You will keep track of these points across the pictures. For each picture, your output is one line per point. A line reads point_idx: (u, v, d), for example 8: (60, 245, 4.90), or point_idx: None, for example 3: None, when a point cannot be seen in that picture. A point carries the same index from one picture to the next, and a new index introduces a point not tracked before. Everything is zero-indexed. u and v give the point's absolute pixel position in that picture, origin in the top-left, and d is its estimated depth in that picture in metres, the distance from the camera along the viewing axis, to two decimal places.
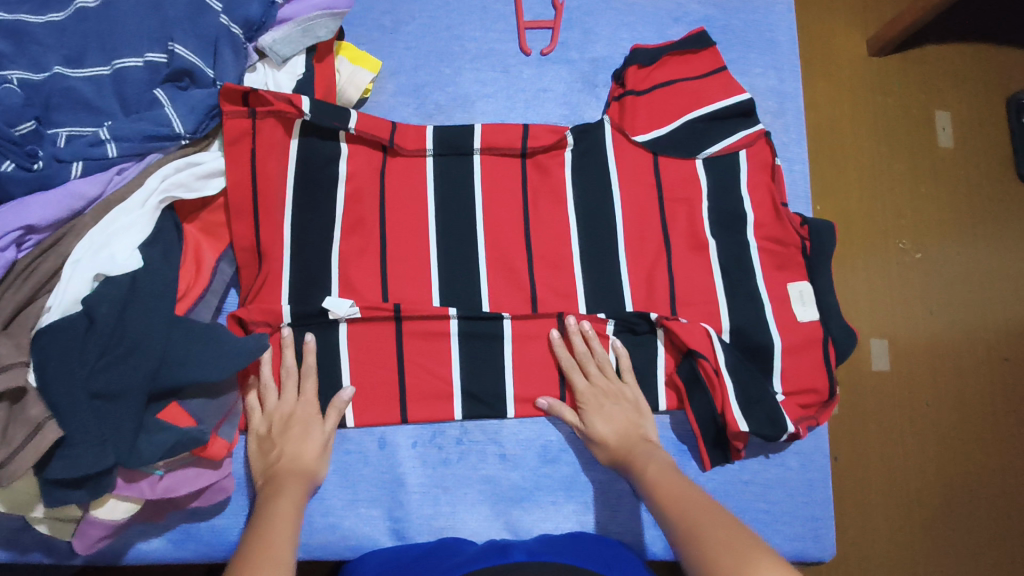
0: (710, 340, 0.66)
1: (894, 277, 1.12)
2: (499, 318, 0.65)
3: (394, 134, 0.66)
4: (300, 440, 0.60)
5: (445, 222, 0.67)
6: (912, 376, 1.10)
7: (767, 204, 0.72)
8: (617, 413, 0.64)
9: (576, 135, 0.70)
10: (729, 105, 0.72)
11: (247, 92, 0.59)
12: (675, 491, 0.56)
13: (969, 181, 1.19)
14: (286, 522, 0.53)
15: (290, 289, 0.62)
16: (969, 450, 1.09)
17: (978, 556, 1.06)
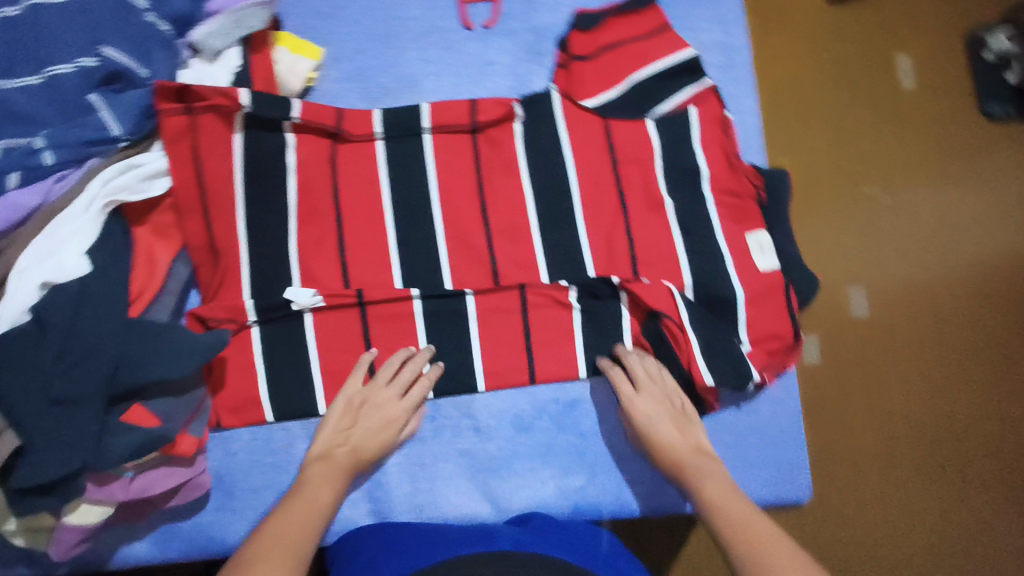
0: (673, 298, 0.66)
1: (863, 224, 1.15)
2: (461, 295, 0.66)
3: (341, 120, 0.65)
4: (376, 441, 0.62)
5: (400, 203, 0.66)
6: (888, 319, 1.12)
7: (721, 158, 0.72)
8: (668, 427, 0.65)
9: (524, 106, 0.70)
10: (675, 62, 0.72)
11: (183, 87, 0.59)
12: (731, 510, 0.57)
13: (935, 121, 1.20)
14: (311, 508, 0.56)
15: (251, 283, 0.62)
16: (949, 386, 1.11)
17: (967, 489, 1.09)
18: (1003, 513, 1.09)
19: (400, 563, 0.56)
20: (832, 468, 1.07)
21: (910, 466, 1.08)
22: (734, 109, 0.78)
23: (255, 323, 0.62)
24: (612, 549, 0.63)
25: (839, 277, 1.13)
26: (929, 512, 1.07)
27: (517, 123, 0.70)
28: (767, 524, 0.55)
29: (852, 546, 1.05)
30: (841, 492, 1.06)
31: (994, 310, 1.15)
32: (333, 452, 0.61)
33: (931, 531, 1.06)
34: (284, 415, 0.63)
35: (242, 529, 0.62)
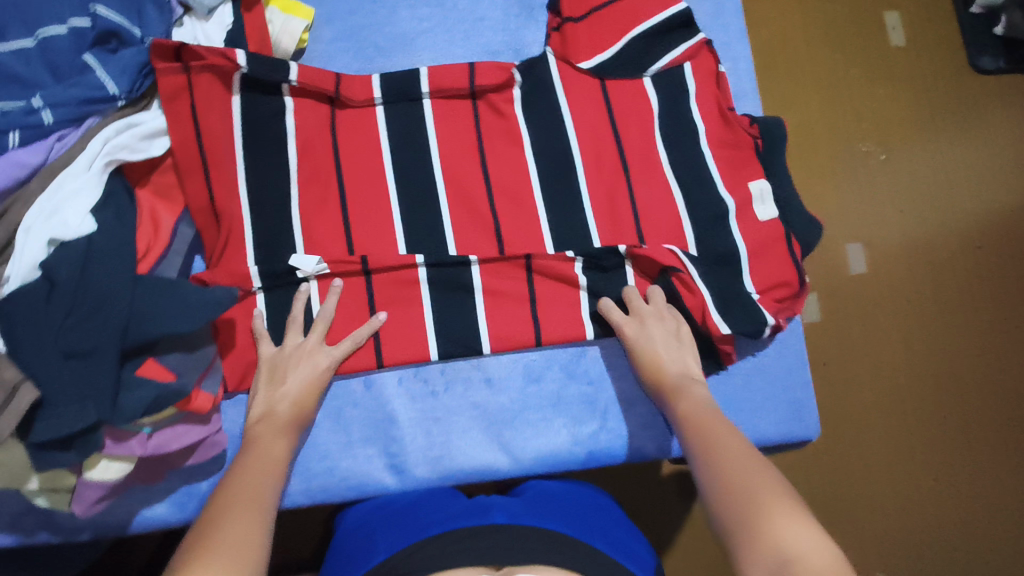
0: (678, 254, 0.67)
1: (857, 181, 1.15)
2: (466, 262, 0.66)
3: (339, 84, 0.65)
4: (310, 390, 0.61)
5: (400, 164, 0.67)
6: (886, 272, 1.13)
7: (714, 112, 0.72)
8: (661, 354, 0.64)
9: (522, 72, 0.70)
10: (668, 17, 0.71)
11: (179, 45, 0.59)
12: (706, 427, 0.57)
13: (924, 75, 1.20)
14: (264, 465, 0.55)
15: (255, 247, 0.62)
16: (952, 338, 1.12)
17: (975, 440, 1.09)
18: (1008, 459, 1.09)
19: (395, 537, 0.57)
20: (837, 421, 1.08)
21: (913, 418, 1.09)
22: (726, 57, 0.78)
23: (260, 289, 0.63)
24: (609, 516, 0.64)
25: (837, 234, 1.13)
26: (934, 462, 1.08)
27: (517, 88, 0.70)
28: (742, 442, 0.55)
29: (860, 498, 1.06)
30: (848, 444, 1.07)
31: (991, 261, 1.15)
32: (275, 410, 0.60)
33: (938, 480, 1.07)
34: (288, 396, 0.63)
35: None
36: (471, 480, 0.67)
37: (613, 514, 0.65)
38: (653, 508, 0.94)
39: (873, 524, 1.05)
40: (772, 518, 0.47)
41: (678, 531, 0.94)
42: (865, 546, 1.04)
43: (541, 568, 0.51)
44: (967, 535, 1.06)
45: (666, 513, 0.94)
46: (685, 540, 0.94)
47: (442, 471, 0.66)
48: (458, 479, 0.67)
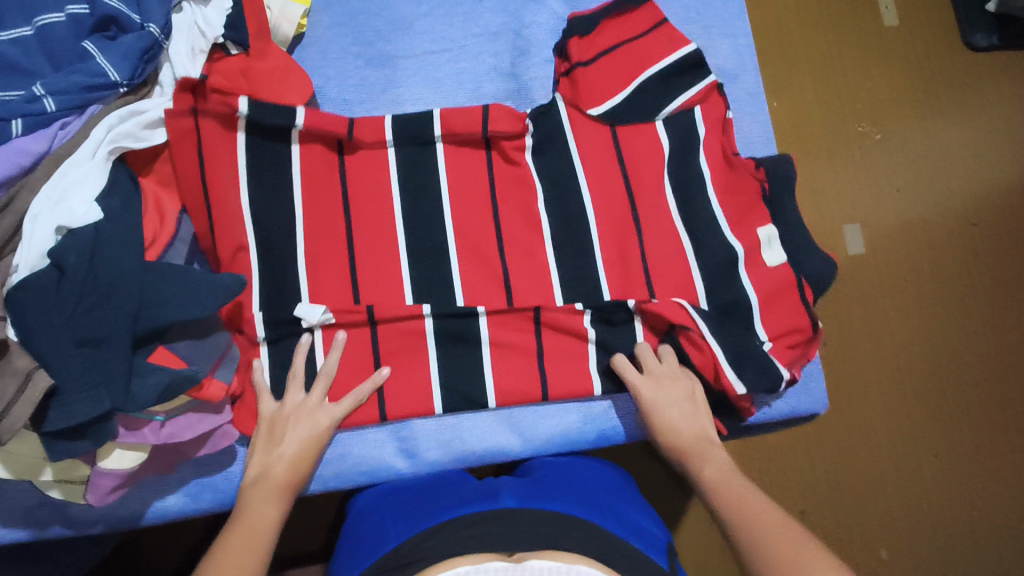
0: (688, 310, 0.67)
1: (854, 162, 1.16)
2: (475, 313, 0.66)
3: (352, 127, 0.66)
4: (306, 456, 0.60)
5: (403, 159, 0.69)
6: (885, 252, 1.13)
7: (718, 157, 0.72)
8: (677, 416, 0.65)
9: (534, 120, 0.71)
10: (678, 59, 0.72)
11: (197, 83, 0.60)
12: (734, 494, 0.58)
13: (918, 54, 1.21)
14: (253, 537, 0.54)
15: (260, 295, 0.64)
16: (952, 316, 1.12)
17: (974, 415, 1.10)
18: (1006, 434, 1.10)
19: (403, 523, 0.58)
20: (840, 401, 1.08)
21: (914, 396, 1.09)
22: (725, 35, 0.78)
23: (264, 341, 0.64)
24: (626, 501, 0.64)
25: (836, 215, 1.14)
26: (935, 439, 1.08)
27: (530, 139, 0.71)
28: (776, 514, 0.55)
29: (865, 477, 1.06)
30: (851, 423, 1.07)
31: (987, 238, 1.16)
32: (270, 472, 0.59)
33: (939, 457, 1.08)
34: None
35: None
36: (482, 463, 0.68)
37: (619, 491, 0.65)
38: (658, 490, 0.95)
39: (877, 503, 1.06)
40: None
41: (684, 514, 0.95)
42: (870, 525, 1.05)
43: (553, 554, 0.52)
44: (969, 510, 1.07)
45: (672, 497, 0.95)
46: (690, 523, 0.95)
47: (454, 454, 0.67)
48: (469, 461, 0.67)
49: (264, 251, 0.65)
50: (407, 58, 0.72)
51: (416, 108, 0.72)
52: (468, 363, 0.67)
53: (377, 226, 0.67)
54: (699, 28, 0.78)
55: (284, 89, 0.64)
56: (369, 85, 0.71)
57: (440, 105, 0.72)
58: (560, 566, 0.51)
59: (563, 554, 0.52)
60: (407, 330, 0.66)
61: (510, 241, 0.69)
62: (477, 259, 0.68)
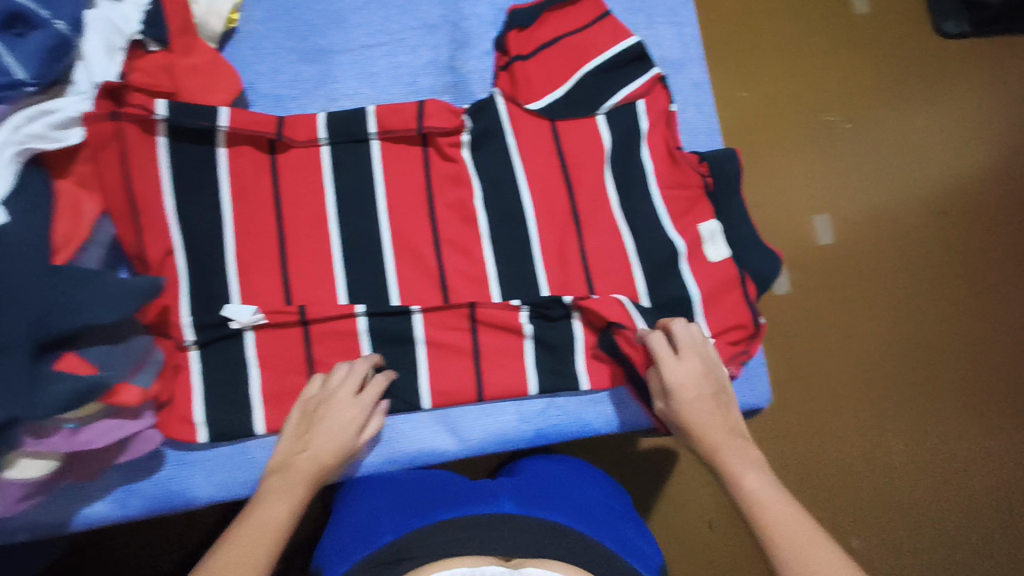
0: (624, 307, 0.66)
1: (823, 152, 1.15)
2: (409, 312, 0.66)
3: (281, 126, 0.65)
4: (335, 444, 0.59)
5: (337, 156, 0.68)
6: (852, 242, 1.13)
7: (662, 153, 0.71)
8: (708, 404, 0.61)
9: (472, 115, 0.69)
10: (620, 52, 0.71)
11: (118, 88, 0.59)
12: (772, 508, 0.53)
13: (887, 42, 1.20)
14: (263, 535, 0.52)
15: (191, 300, 0.63)
16: (920, 305, 1.12)
17: (943, 404, 1.09)
18: (973, 423, 1.10)
19: (404, 519, 0.59)
20: (806, 392, 1.07)
21: (880, 386, 1.09)
22: (669, 23, 0.76)
23: (194, 344, 0.63)
24: (610, 507, 0.67)
25: (801, 205, 1.13)
26: (901, 428, 1.08)
27: (467, 134, 0.69)
28: (815, 531, 0.51)
29: (833, 467, 1.06)
30: (819, 416, 1.07)
31: (953, 227, 1.15)
32: (292, 461, 0.58)
33: (906, 446, 1.07)
34: (221, 435, 0.63)
35: (205, 480, 0.64)
36: (416, 462, 0.68)
37: (622, 514, 0.67)
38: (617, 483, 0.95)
39: (845, 493, 1.05)
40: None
41: (643, 507, 0.95)
42: (839, 515, 1.04)
43: (548, 561, 0.53)
44: (935, 498, 1.06)
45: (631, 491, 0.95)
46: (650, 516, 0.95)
47: (387, 455, 0.67)
48: (404, 463, 0.67)
49: (193, 252, 0.63)
50: (343, 53, 0.71)
51: (351, 103, 0.70)
52: (402, 363, 0.67)
53: (312, 224, 0.67)
54: (643, 18, 0.76)
55: (209, 89, 0.63)
56: (302, 80, 0.70)
57: (376, 100, 0.71)
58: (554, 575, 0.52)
59: (557, 564, 0.53)
60: (340, 329, 0.65)
61: (447, 238, 0.68)
62: (414, 259, 0.68)
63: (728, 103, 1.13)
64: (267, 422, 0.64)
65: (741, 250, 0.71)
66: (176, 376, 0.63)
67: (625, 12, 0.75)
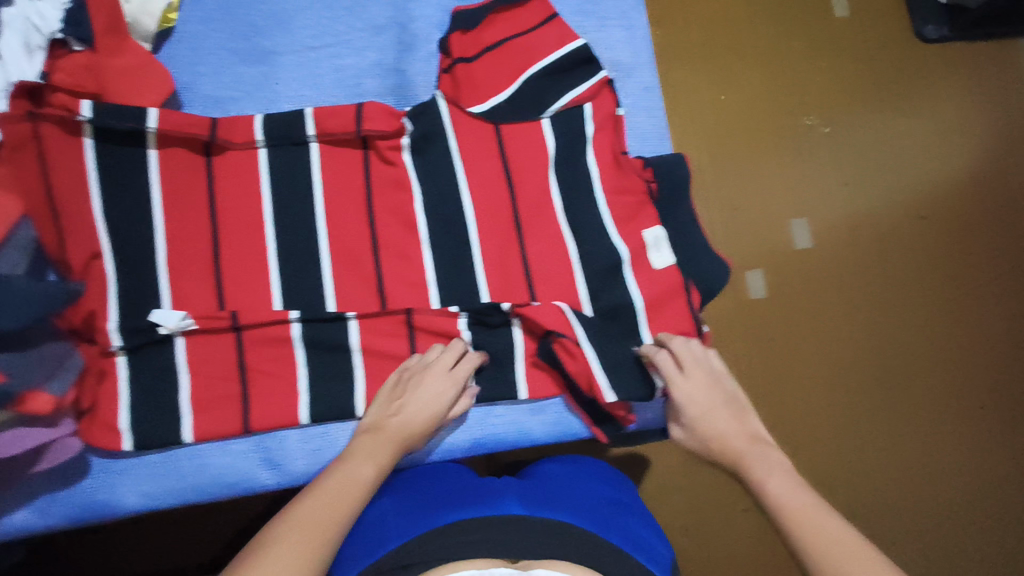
0: (564, 316, 0.65)
1: (799, 156, 1.13)
2: (344, 318, 0.65)
3: (215, 128, 0.64)
4: (426, 413, 0.62)
5: (275, 159, 0.67)
6: (827, 246, 1.11)
7: (608, 157, 0.70)
8: (723, 414, 0.63)
9: (413, 118, 0.68)
10: (565, 55, 0.70)
11: (39, 88, 0.58)
12: (801, 507, 0.53)
13: (866, 46, 1.18)
14: (346, 491, 0.54)
15: (119, 304, 0.62)
16: (898, 312, 1.10)
17: (920, 412, 1.08)
18: (948, 430, 1.08)
19: (409, 525, 0.57)
20: (780, 398, 1.05)
21: (856, 393, 1.07)
22: (621, 26, 0.75)
23: (121, 349, 0.62)
24: (621, 505, 0.66)
25: (777, 208, 1.11)
26: (876, 435, 1.06)
27: (407, 138, 0.68)
28: (843, 527, 0.50)
29: (805, 475, 1.03)
30: (792, 424, 1.04)
31: (929, 232, 1.13)
32: (382, 425, 0.61)
33: (880, 454, 1.05)
34: (147, 443, 0.62)
35: (132, 490, 0.63)
36: None
37: (626, 509, 0.66)
38: None
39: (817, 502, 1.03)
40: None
41: None
42: None
43: (558, 564, 0.51)
44: (909, 508, 1.04)
45: None
46: None
47: (321, 464, 0.66)
48: None
49: (122, 256, 0.62)
50: (286, 54, 0.70)
51: (291, 105, 0.69)
52: (338, 371, 0.65)
53: (247, 228, 0.65)
54: (593, 20, 0.75)
55: (138, 91, 0.62)
56: (244, 82, 0.68)
57: (319, 102, 0.69)
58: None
59: (565, 565, 0.51)
60: (274, 335, 0.64)
61: (386, 243, 0.67)
62: (352, 265, 0.66)
63: (704, 105, 1.11)
64: (195, 431, 0.63)
65: (689, 257, 0.69)
66: (100, 381, 0.62)
67: (574, 15, 0.75)
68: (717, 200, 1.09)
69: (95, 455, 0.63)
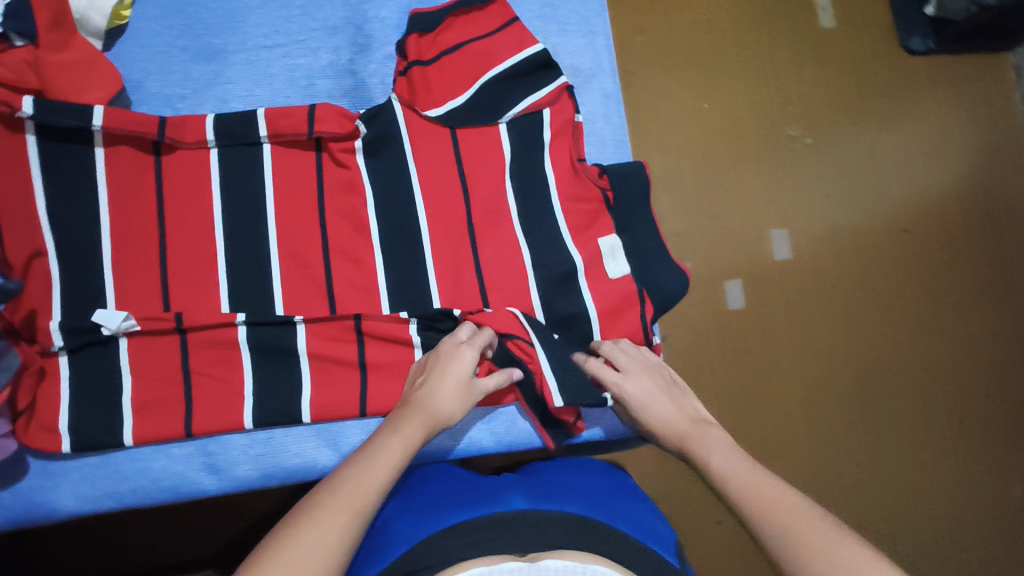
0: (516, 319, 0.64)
1: (783, 167, 1.08)
2: (291, 322, 0.64)
3: (164, 127, 0.63)
4: (449, 383, 0.59)
5: (228, 159, 0.66)
6: (811, 259, 1.06)
7: (564, 164, 0.69)
8: (663, 402, 0.63)
9: (367, 121, 0.67)
10: (523, 60, 0.69)
11: None
12: (741, 477, 0.52)
13: (853, 59, 1.13)
14: (378, 467, 0.51)
15: (62, 303, 0.61)
16: (881, 329, 1.05)
17: (901, 430, 1.04)
18: (930, 446, 1.04)
19: (414, 529, 0.56)
20: (755, 413, 1.01)
21: (836, 409, 1.03)
22: (581, 33, 0.75)
23: (63, 350, 0.61)
24: (626, 497, 0.65)
25: (760, 218, 1.06)
26: (855, 450, 1.02)
27: (360, 140, 0.67)
28: (785, 487, 0.50)
29: None
30: (768, 444, 1.00)
31: (916, 245, 1.08)
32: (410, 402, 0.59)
33: (861, 471, 1.01)
34: (87, 446, 0.61)
35: (70, 492, 0.62)
36: (296, 479, 0.66)
37: (627, 497, 0.65)
38: None
39: None
40: (837, 558, 0.42)
41: None
42: None
43: (568, 552, 0.50)
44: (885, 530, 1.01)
45: None
46: None
47: (265, 469, 0.65)
48: (281, 478, 0.66)
49: (65, 254, 0.61)
50: (237, 53, 0.69)
51: (242, 104, 0.69)
52: (285, 375, 0.65)
53: (196, 229, 0.64)
54: (554, 25, 0.75)
55: (84, 87, 0.61)
56: (193, 80, 0.68)
57: (269, 102, 0.69)
58: (575, 565, 0.49)
59: (577, 553, 0.50)
60: (220, 338, 0.63)
61: (337, 247, 0.66)
62: (301, 268, 0.65)
63: (686, 113, 1.07)
64: (137, 435, 0.62)
65: (645, 266, 0.68)
66: (40, 380, 0.61)
67: (535, 21, 0.74)
68: (697, 208, 1.04)
69: (32, 455, 0.62)
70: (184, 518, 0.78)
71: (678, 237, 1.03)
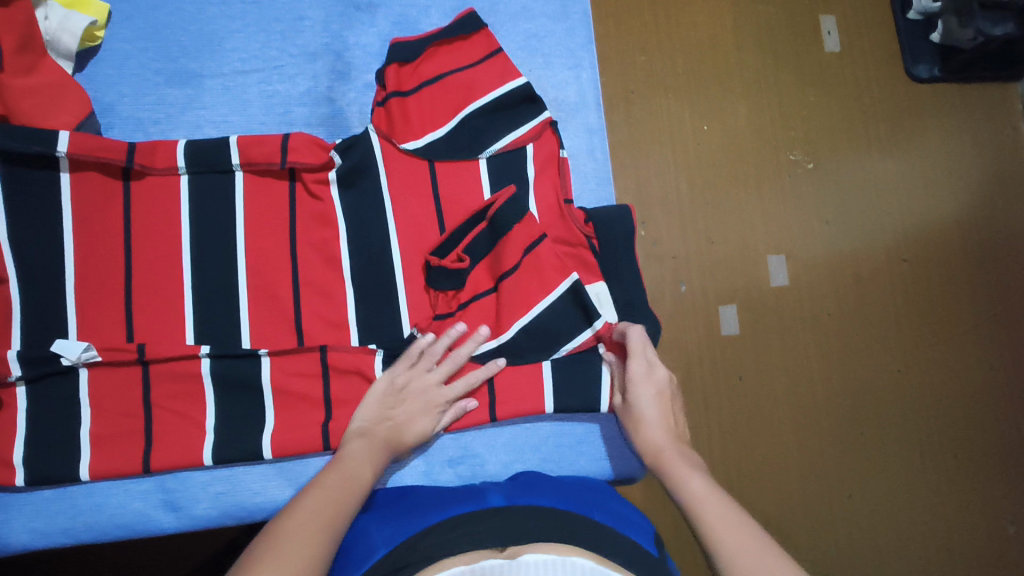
0: (499, 205, 0.64)
1: (785, 195, 0.98)
2: (256, 355, 0.62)
3: (132, 154, 0.62)
4: (416, 425, 0.62)
5: (199, 187, 0.64)
6: (813, 291, 0.96)
7: (551, 204, 0.68)
8: (656, 409, 0.63)
9: (341, 153, 0.65)
10: (505, 94, 0.68)
11: None
12: (708, 504, 0.54)
13: (859, 85, 1.03)
14: (348, 485, 0.54)
15: (21, 333, 0.59)
16: (890, 372, 0.96)
17: (909, 481, 0.94)
18: (937, 497, 0.95)
19: (391, 534, 0.54)
20: (753, 458, 0.92)
21: (838, 454, 0.93)
22: (567, 65, 0.76)
23: (20, 380, 0.59)
24: (603, 492, 0.64)
25: (755, 242, 0.96)
26: (853, 496, 0.93)
27: (334, 172, 0.66)
28: (750, 526, 0.51)
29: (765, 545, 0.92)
30: (763, 491, 0.91)
31: (922, 277, 0.99)
32: (374, 429, 0.61)
33: (862, 524, 0.92)
34: (41, 479, 0.60)
35: (22, 527, 0.61)
36: (257, 517, 0.64)
37: (604, 490, 0.65)
38: None
39: None
40: None
41: None
42: None
43: (546, 545, 0.48)
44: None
45: None
46: None
47: (225, 507, 0.64)
48: (239, 517, 0.64)
49: (26, 280, 0.60)
50: (213, 77, 0.69)
51: (216, 131, 0.68)
52: (248, 408, 0.63)
53: (162, 258, 0.62)
54: (539, 57, 0.75)
55: (52, 113, 0.61)
56: (166, 104, 0.67)
57: (244, 129, 0.68)
58: (552, 556, 0.46)
59: (553, 547, 0.47)
60: (182, 371, 0.62)
61: (307, 279, 0.64)
62: (269, 301, 0.64)
63: (682, 135, 0.97)
64: (93, 469, 0.60)
65: (629, 314, 0.67)
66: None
67: (516, 56, 0.75)
68: (693, 230, 0.95)
69: None
70: (149, 547, 0.76)
71: (673, 260, 0.94)
